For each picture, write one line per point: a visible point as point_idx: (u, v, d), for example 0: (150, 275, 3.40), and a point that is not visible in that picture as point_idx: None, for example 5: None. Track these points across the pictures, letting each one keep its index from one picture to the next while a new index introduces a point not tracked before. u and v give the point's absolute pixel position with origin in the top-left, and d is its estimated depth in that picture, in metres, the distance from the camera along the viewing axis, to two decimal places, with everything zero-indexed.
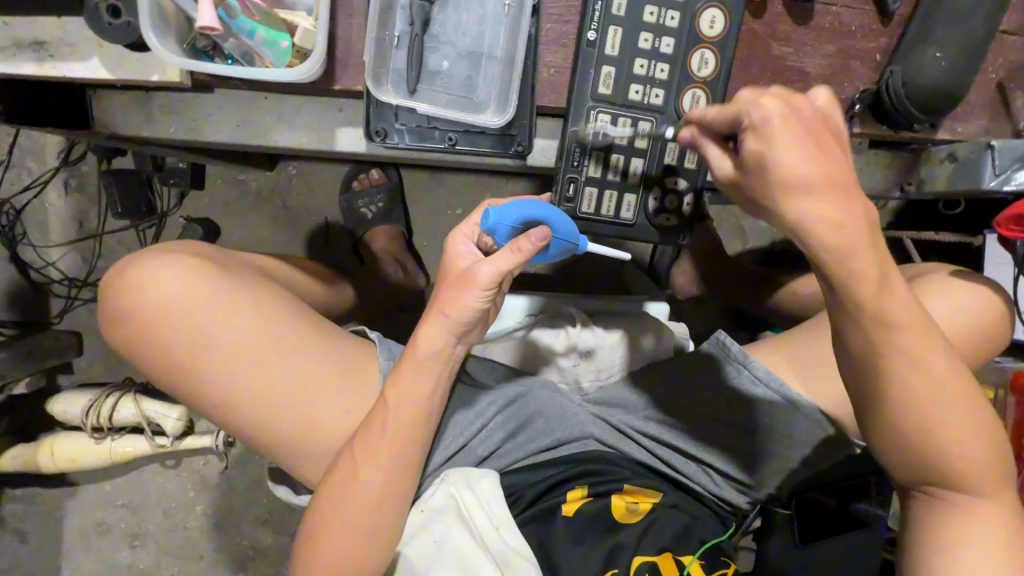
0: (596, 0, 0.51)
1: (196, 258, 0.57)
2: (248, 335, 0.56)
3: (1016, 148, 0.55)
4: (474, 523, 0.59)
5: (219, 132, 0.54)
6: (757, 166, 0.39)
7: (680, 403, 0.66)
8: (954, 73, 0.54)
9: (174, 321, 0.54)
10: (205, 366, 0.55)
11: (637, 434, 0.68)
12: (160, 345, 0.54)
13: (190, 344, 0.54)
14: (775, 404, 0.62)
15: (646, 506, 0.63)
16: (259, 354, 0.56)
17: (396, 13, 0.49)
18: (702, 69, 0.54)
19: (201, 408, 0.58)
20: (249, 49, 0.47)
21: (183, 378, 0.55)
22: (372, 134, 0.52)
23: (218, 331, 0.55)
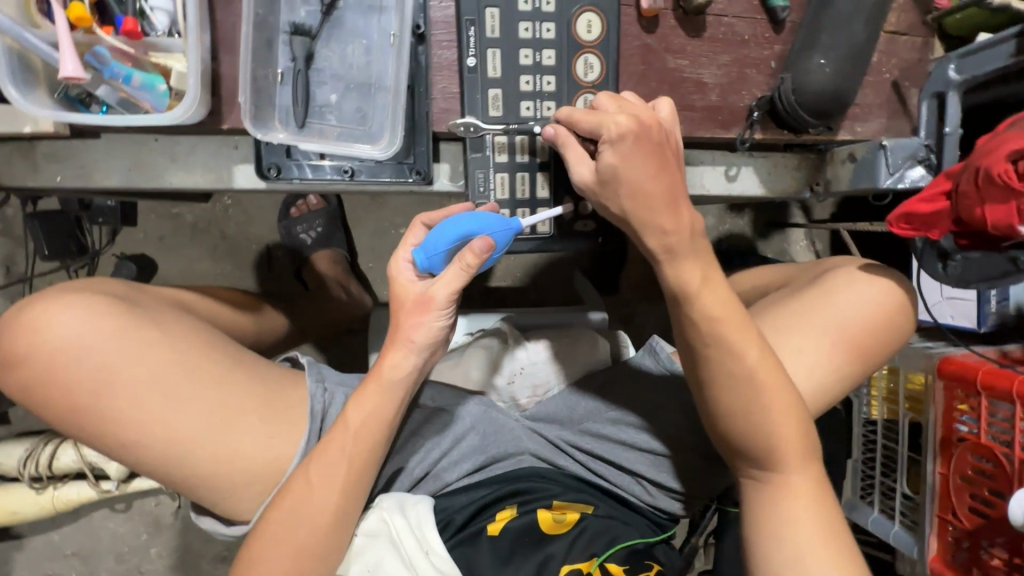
0: (469, 26, 0.52)
1: (103, 294, 0.52)
2: (158, 371, 0.51)
3: (906, 147, 0.58)
4: (402, 548, 0.58)
5: (110, 177, 0.52)
6: (614, 176, 0.44)
7: (603, 412, 0.67)
8: (841, 77, 0.56)
9: (79, 360, 0.49)
10: (116, 407, 0.50)
11: (570, 447, 0.67)
12: (65, 389, 0.49)
13: (97, 385, 0.49)
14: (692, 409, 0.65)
15: (572, 518, 0.63)
16: (177, 388, 0.51)
17: (278, 51, 0.49)
18: (589, 73, 0.55)
19: (115, 454, 0.52)
20: (127, 97, 0.46)
21: (94, 424, 0.50)
22: (264, 171, 0.51)
23: (125, 370, 0.50)
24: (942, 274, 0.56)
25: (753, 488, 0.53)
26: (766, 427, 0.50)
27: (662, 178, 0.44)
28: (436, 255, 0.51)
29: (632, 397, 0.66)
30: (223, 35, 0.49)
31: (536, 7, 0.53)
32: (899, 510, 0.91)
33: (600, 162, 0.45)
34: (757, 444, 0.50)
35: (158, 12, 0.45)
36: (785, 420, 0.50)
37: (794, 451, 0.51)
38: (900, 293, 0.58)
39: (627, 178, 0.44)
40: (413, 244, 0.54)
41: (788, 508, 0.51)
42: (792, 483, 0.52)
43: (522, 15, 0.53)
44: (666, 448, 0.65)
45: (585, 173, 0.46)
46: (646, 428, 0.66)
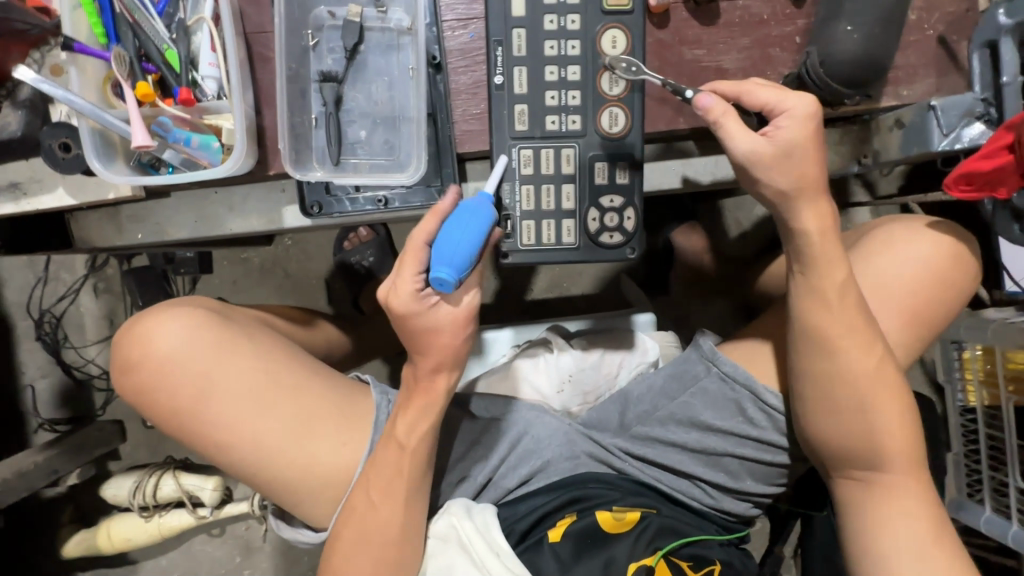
0: (496, 46, 0.54)
1: (198, 307, 0.59)
2: (248, 376, 0.56)
3: (959, 104, 0.53)
4: (473, 551, 0.60)
5: (181, 231, 0.59)
6: (781, 150, 0.50)
7: (653, 415, 0.67)
8: (875, 41, 0.52)
9: (181, 368, 0.55)
10: (212, 410, 0.56)
11: (624, 453, 0.68)
12: (173, 396, 0.55)
13: (197, 387, 0.55)
14: (746, 400, 0.63)
15: (633, 516, 0.63)
16: (263, 393, 0.56)
17: (310, 98, 0.53)
18: (614, 87, 0.55)
19: (211, 455, 0.58)
20: (187, 156, 0.52)
21: (193, 425, 0.56)
22: (309, 209, 0.56)
23: (219, 375, 0.56)
24: (1020, 236, 0.51)
25: (852, 488, 0.56)
26: (872, 422, 0.53)
27: (802, 138, 0.50)
28: (463, 266, 0.48)
29: (678, 395, 0.66)
30: (264, 92, 0.55)
31: (561, 25, 0.54)
32: (1015, 506, 0.80)
33: (773, 136, 0.50)
34: (849, 429, 0.53)
35: (210, 79, 0.51)
36: (896, 428, 0.54)
37: (893, 448, 0.54)
38: (958, 251, 0.53)
39: (799, 149, 0.50)
40: None
41: (896, 511, 0.54)
42: (872, 476, 0.55)
43: (548, 34, 0.54)
44: (718, 447, 0.65)
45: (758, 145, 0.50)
46: (696, 426, 0.65)
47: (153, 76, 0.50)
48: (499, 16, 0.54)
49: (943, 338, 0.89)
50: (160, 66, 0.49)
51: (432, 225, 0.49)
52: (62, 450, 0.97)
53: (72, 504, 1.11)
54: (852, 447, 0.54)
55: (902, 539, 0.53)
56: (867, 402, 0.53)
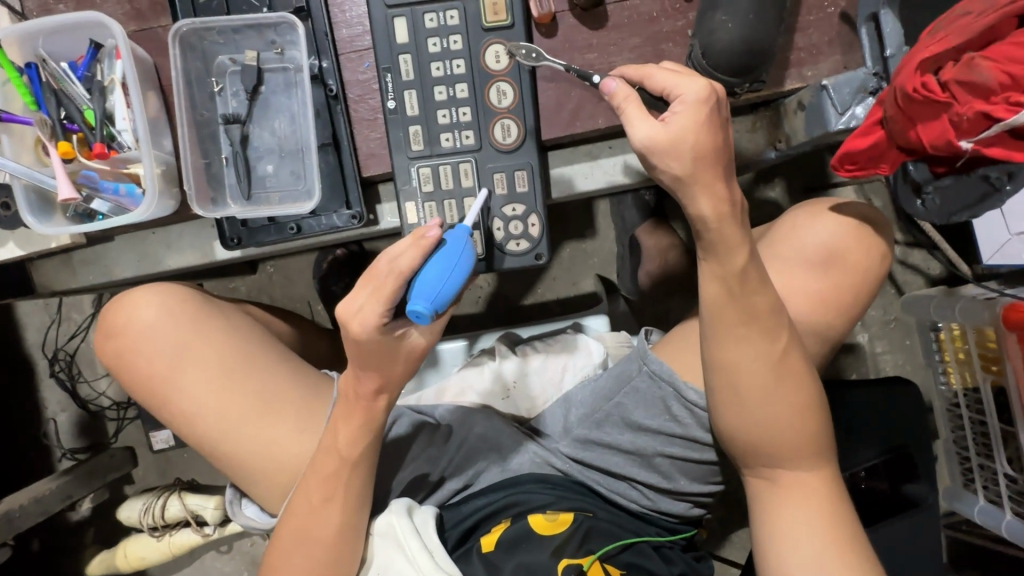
0: (385, 74, 0.56)
1: (182, 286, 0.63)
2: (222, 352, 0.60)
3: (851, 80, 0.52)
4: (407, 549, 0.59)
5: (125, 270, 0.64)
6: (677, 130, 0.47)
7: (590, 418, 0.68)
8: (754, 28, 0.52)
9: (157, 339, 0.59)
10: (186, 378, 0.59)
11: (563, 459, 0.69)
12: (150, 363, 0.59)
13: (174, 356, 0.59)
14: (673, 397, 0.64)
15: (566, 517, 0.63)
16: (240, 368, 0.60)
17: (219, 140, 0.57)
18: (502, 100, 0.57)
19: (179, 423, 0.61)
20: (115, 203, 0.57)
21: (166, 393, 0.59)
22: (229, 242, 0.60)
23: (195, 348, 0.59)
24: (921, 211, 0.47)
25: (760, 486, 0.56)
26: (778, 418, 0.53)
27: (694, 121, 0.47)
28: (442, 297, 0.49)
29: (612, 395, 0.67)
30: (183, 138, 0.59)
31: (444, 46, 0.56)
32: (1007, 494, 0.75)
33: (669, 121, 0.47)
34: (754, 424, 0.53)
35: (124, 132, 0.55)
36: (799, 424, 0.53)
37: (799, 442, 0.54)
38: (858, 234, 0.54)
39: (689, 131, 0.47)
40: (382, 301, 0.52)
41: (797, 508, 0.54)
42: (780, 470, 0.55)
43: (432, 56, 0.56)
44: (647, 447, 0.66)
45: (654, 132, 0.47)
46: (632, 426, 0.66)
47: (76, 134, 0.55)
48: (386, 45, 0.56)
49: (920, 320, 0.85)
50: (81, 125, 0.54)
51: (417, 258, 0.48)
52: (76, 477, 1.05)
53: (95, 526, 1.20)
54: (757, 441, 0.54)
55: (804, 543, 0.53)
56: (772, 394, 0.52)
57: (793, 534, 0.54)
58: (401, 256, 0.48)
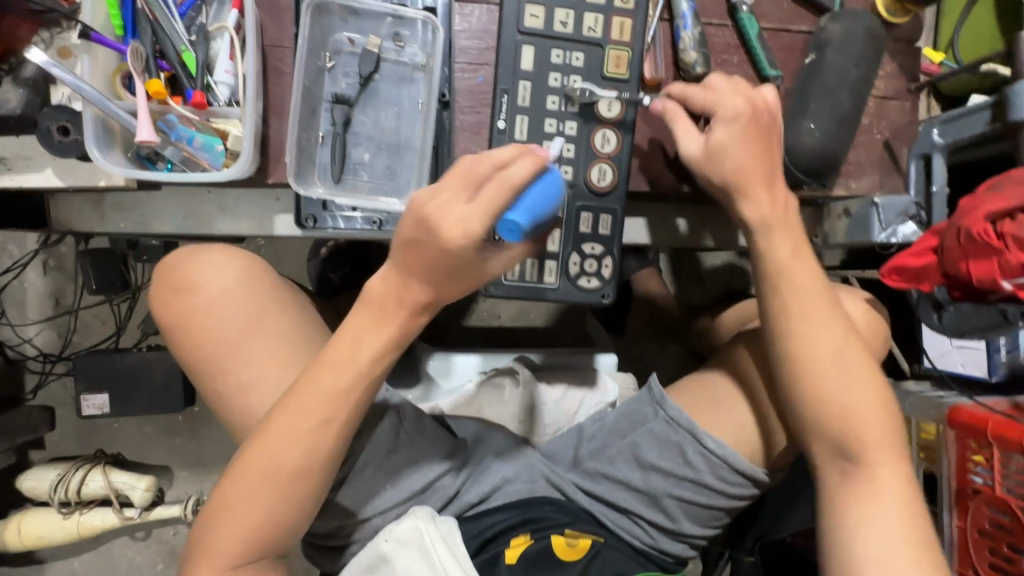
0: (503, 94, 0.58)
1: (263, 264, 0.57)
2: (296, 341, 0.55)
3: (896, 204, 0.61)
4: (434, 557, 0.59)
5: (166, 225, 0.58)
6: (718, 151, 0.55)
7: (601, 451, 0.74)
8: (832, 141, 0.60)
9: (232, 309, 0.53)
10: (249, 358, 0.53)
11: (574, 488, 0.73)
12: (215, 324, 0.53)
13: (245, 332, 0.53)
14: (688, 442, 0.70)
15: (585, 543, 0.69)
16: (310, 343, 0.55)
17: (320, 116, 0.55)
18: (605, 146, 0.60)
19: (221, 400, 0.53)
20: (188, 155, 0.52)
21: (224, 361, 0.53)
22: (303, 220, 0.57)
23: (274, 329, 0.54)
24: (939, 324, 0.58)
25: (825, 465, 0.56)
26: (851, 426, 0.54)
27: (759, 160, 0.54)
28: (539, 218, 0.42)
29: (628, 434, 0.73)
30: (272, 103, 0.56)
31: (564, 84, 0.59)
32: None
33: (709, 136, 0.55)
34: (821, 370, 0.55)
35: (222, 85, 0.52)
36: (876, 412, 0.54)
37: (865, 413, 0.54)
38: (874, 330, 0.66)
39: (734, 156, 0.54)
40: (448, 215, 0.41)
41: (865, 493, 0.54)
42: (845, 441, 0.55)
43: (551, 90, 0.59)
44: (659, 487, 0.71)
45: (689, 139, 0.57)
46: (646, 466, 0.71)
47: (165, 73, 0.52)
48: (509, 67, 0.58)
49: None
50: (174, 65, 0.51)
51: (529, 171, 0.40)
52: None
53: None
54: (830, 393, 0.54)
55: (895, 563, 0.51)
56: (846, 366, 0.55)
57: (874, 545, 0.52)
58: (513, 165, 0.40)
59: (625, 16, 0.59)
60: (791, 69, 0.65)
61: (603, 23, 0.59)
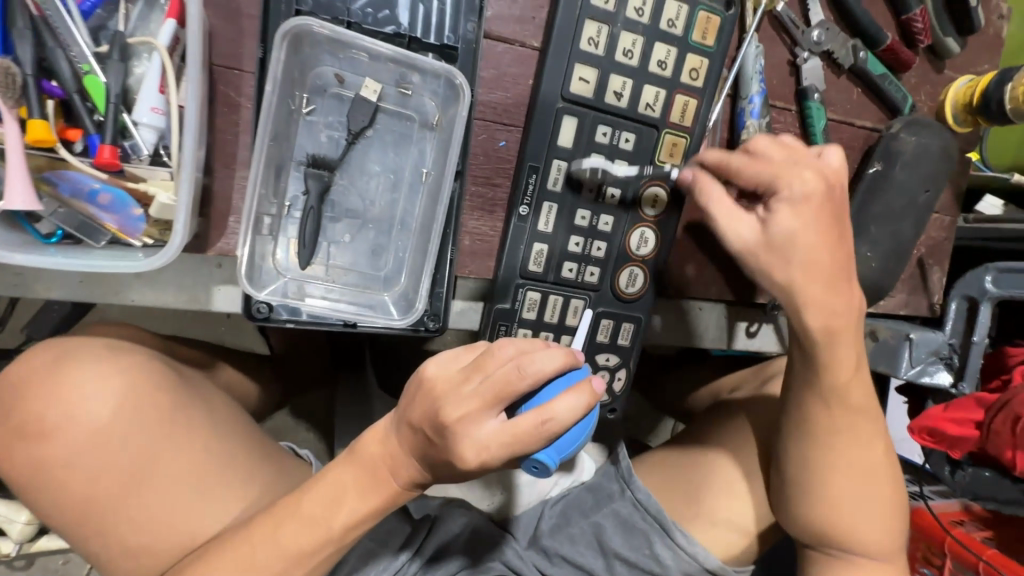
0: (530, 173, 0.47)
1: (156, 365, 0.48)
2: (203, 458, 0.47)
3: (930, 341, 0.56)
4: None
5: (53, 289, 0.43)
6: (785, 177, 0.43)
7: (564, 528, 0.66)
8: (884, 271, 0.53)
9: (116, 440, 0.44)
10: (144, 496, 0.44)
11: (533, 571, 0.65)
12: (85, 479, 0.43)
13: (134, 466, 0.44)
14: (654, 533, 0.62)
15: None
16: (211, 490, 0.46)
17: (290, 177, 0.41)
18: (641, 247, 0.50)
19: (112, 551, 0.44)
20: (88, 218, 0.38)
21: (94, 520, 0.44)
22: (252, 314, 0.41)
23: (172, 453, 0.46)
24: (948, 477, 0.54)
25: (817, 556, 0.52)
26: (858, 522, 0.49)
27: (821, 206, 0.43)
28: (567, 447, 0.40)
29: (592, 515, 0.66)
30: (222, 147, 0.41)
31: (606, 170, 0.48)
32: None
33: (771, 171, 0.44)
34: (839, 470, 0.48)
35: (144, 128, 0.37)
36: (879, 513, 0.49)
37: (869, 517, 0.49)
38: None
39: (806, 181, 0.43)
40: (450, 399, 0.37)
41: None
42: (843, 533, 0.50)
43: (591, 176, 0.48)
44: None
45: (744, 232, 0.43)
46: (610, 554, 0.64)
47: (55, 101, 0.36)
48: (543, 141, 0.46)
49: None
50: (69, 92, 0.36)
51: (563, 387, 0.38)
52: None
53: None
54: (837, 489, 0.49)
55: None
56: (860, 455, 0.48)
57: None
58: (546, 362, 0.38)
59: (691, 95, 0.49)
60: (849, 170, 0.57)
61: (664, 100, 0.48)
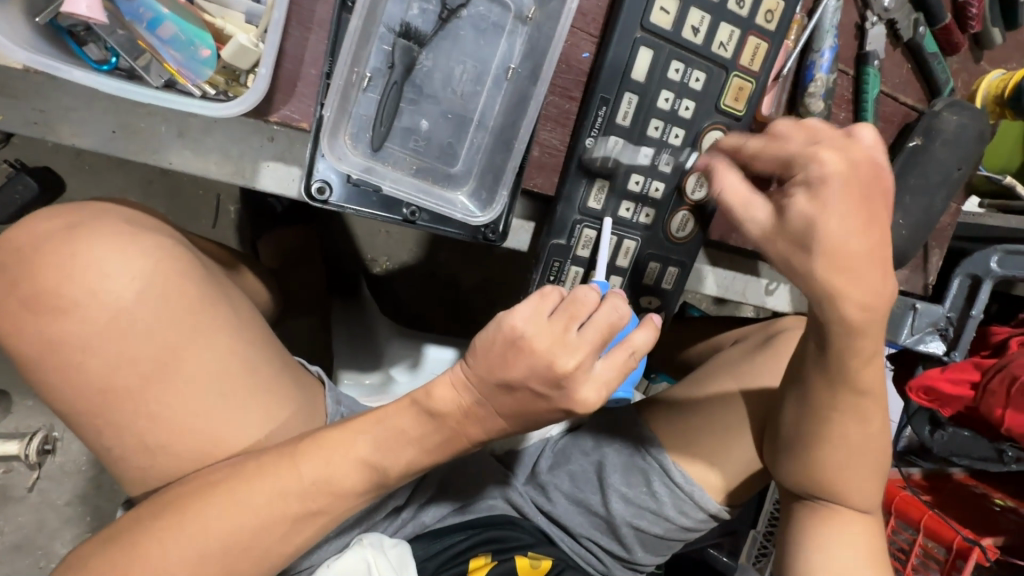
0: (599, 105, 0.45)
1: (178, 249, 0.42)
2: (226, 360, 0.42)
3: (931, 314, 0.60)
4: None
5: (81, 136, 0.38)
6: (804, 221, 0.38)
7: (563, 467, 0.64)
8: (910, 241, 0.56)
9: (139, 338, 0.39)
10: (164, 398, 0.40)
11: (537, 507, 0.65)
12: (101, 367, 0.38)
13: (154, 363, 0.39)
14: (654, 473, 0.59)
15: (547, 564, 0.60)
16: (236, 397, 0.43)
17: (372, 48, 0.37)
18: (697, 191, 0.50)
19: (127, 446, 0.40)
20: (145, 48, 0.34)
21: (106, 417, 0.39)
22: (312, 191, 0.38)
23: (199, 351, 0.41)
24: (929, 436, 0.66)
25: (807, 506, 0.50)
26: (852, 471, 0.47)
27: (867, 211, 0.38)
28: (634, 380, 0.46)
29: (590, 455, 0.63)
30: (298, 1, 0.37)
31: (673, 107, 0.47)
32: None
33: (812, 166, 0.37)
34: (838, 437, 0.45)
35: None
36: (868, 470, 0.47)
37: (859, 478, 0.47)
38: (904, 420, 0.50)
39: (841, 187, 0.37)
40: (553, 353, 0.36)
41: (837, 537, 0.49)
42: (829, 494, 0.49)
43: (658, 113, 0.47)
44: (618, 515, 0.61)
45: (760, 217, 0.40)
46: (601, 492, 0.62)
47: None
48: (616, 71, 0.45)
49: None
50: None
51: (646, 334, 0.40)
52: None
53: None
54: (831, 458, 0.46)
55: None
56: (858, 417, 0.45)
57: None
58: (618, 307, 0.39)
59: (762, 38, 0.48)
60: (886, 143, 0.59)
61: (736, 40, 0.48)
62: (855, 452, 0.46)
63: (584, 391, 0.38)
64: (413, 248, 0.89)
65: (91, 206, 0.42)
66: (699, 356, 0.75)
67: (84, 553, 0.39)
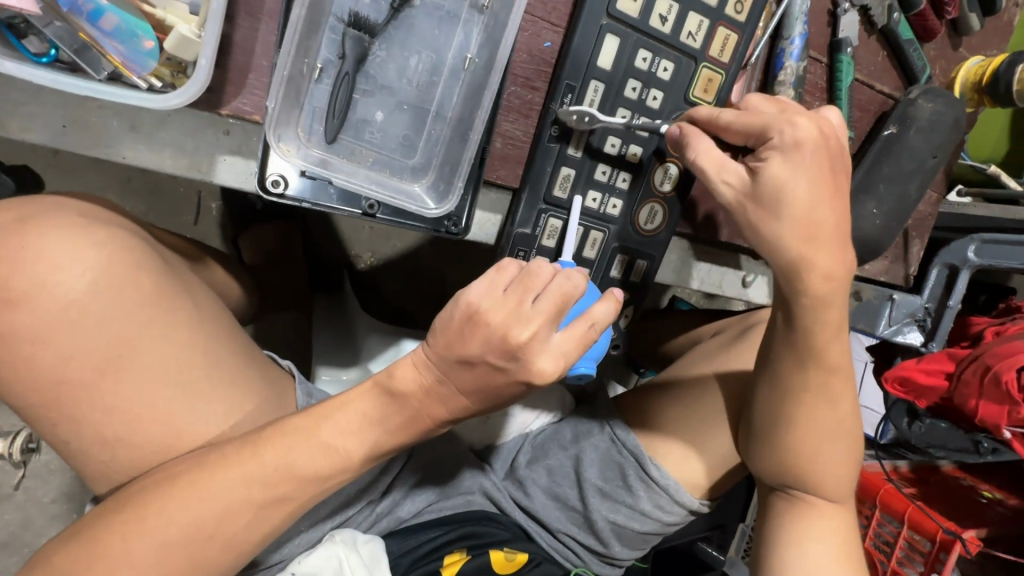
0: (565, 92, 0.44)
1: (132, 242, 0.42)
2: (184, 353, 0.42)
3: (908, 305, 0.60)
4: None
5: (32, 131, 0.38)
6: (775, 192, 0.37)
7: (540, 462, 0.64)
8: (885, 229, 0.56)
9: (94, 330, 0.39)
10: (120, 391, 0.40)
11: (513, 502, 0.64)
12: (54, 359, 0.38)
13: (109, 355, 0.39)
14: (629, 467, 0.58)
15: (523, 557, 0.60)
16: (196, 390, 0.42)
17: (323, 39, 0.37)
18: (665, 183, 0.50)
19: (84, 438, 0.40)
20: (86, 39, 0.34)
21: (64, 410, 0.39)
22: (267, 185, 0.38)
23: (155, 344, 0.41)
24: (907, 427, 0.67)
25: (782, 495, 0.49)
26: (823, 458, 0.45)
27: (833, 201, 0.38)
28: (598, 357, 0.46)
29: (567, 449, 0.62)
30: None
31: (641, 97, 0.47)
32: None
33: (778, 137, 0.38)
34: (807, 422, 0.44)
35: None
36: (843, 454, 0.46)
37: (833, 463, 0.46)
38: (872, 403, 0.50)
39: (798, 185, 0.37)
40: (500, 321, 0.36)
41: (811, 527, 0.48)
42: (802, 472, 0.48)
43: (625, 102, 0.46)
44: (594, 510, 0.61)
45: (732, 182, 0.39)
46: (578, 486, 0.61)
47: None
48: (582, 59, 0.44)
49: None
50: None
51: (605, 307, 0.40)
52: None
53: None
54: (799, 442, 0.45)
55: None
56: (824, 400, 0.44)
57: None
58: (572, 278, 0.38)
59: (733, 30, 0.48)
60: (863, 131, 0.58)
61: (706, 31, 0.47)
62: (829, 439, 0.45)
63: (535, 362, 0.37)
64: (396, 244, 0.88)
65: (50, 199, 0.42)
66: (681, 350, 0.74)
67: (47, 549, 0.39)
